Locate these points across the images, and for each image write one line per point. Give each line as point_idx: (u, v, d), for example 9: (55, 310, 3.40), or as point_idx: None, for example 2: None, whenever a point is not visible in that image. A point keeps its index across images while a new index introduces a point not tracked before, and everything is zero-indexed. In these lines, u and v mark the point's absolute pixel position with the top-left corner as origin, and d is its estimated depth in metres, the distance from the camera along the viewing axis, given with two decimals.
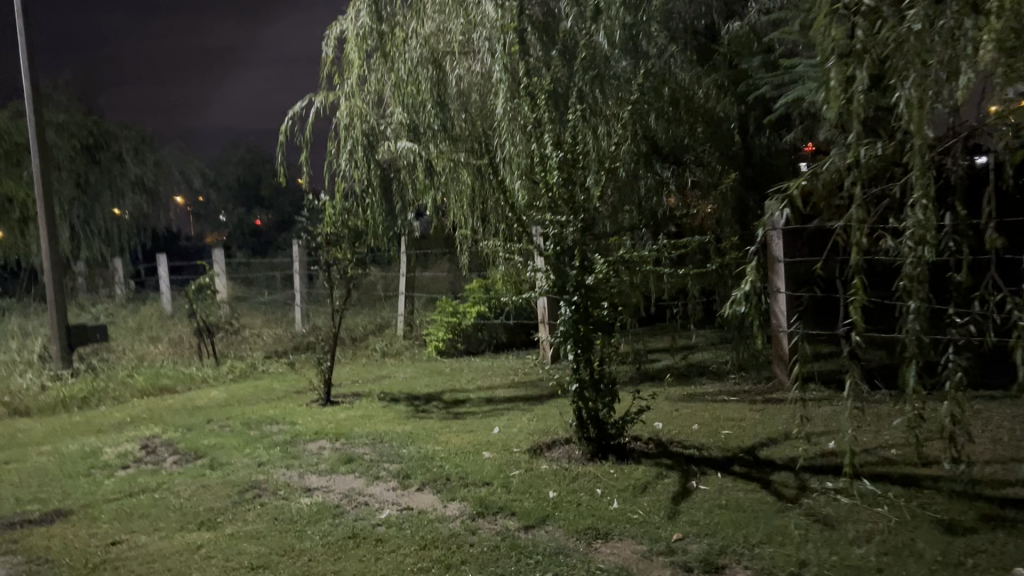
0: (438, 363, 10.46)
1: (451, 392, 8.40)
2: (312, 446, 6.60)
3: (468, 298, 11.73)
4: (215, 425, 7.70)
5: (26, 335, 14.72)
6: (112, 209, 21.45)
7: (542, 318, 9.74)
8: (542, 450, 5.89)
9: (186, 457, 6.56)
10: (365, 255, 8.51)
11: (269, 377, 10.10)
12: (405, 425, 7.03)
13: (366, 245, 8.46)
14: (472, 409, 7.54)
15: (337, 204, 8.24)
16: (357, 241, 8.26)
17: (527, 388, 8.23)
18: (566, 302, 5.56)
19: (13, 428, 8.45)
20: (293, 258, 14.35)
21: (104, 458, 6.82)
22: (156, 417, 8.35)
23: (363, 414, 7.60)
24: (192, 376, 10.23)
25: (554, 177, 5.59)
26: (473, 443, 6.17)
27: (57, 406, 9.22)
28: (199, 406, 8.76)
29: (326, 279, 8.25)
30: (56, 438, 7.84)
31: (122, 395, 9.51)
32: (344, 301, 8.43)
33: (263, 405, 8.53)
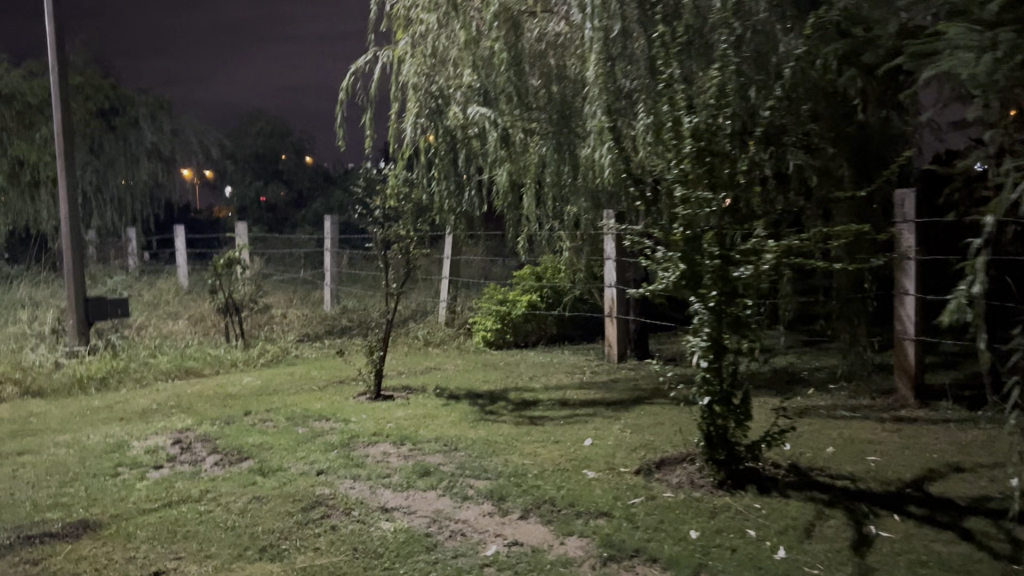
0: (489, 356, 9.54)
1: (517, 390, 7.49)
2: (374, 451, 5.70)
3: (519, 285, 10.80)
4: (255, 418, 6.81)
5: (36, 305, 13.84)
6: (126, 177, 20.53)
7: (609, 310, 8.79)
8: (655, 472, 4.96)
9: (229, 457, 5.67)
10: (425, 235, 7.59)
11: (305, 365, 9.20)
12: (479, 430, 6.11)
13: (427, 223, 7.55)
14: (548, 412, 6.64)
15: (398, 175, 7.32)
16: (419, 218, 7.34)
17: (603, 391, 7.33)
18: (699, 298, 4.62)
19: (25, 411, 7.56)
20: (324, 235, 13.43)
21: (133, 454, 5.93)
22: (186, 405, 7.46)
23: (424, 413, 6.70)
24: (221, 359, 9.34)
25: (689, 147, 4.63)
26: (568, 458, 5.25)
27: (72, 386, 8.33)
28: (233, 394, 7.85)
29: (383, 259, 7.35)
30: (74, 426, 6.96)
31: (145, 376, 8.62)
32: (400, 285, 7.53)
33: (305, 397, 7.62)
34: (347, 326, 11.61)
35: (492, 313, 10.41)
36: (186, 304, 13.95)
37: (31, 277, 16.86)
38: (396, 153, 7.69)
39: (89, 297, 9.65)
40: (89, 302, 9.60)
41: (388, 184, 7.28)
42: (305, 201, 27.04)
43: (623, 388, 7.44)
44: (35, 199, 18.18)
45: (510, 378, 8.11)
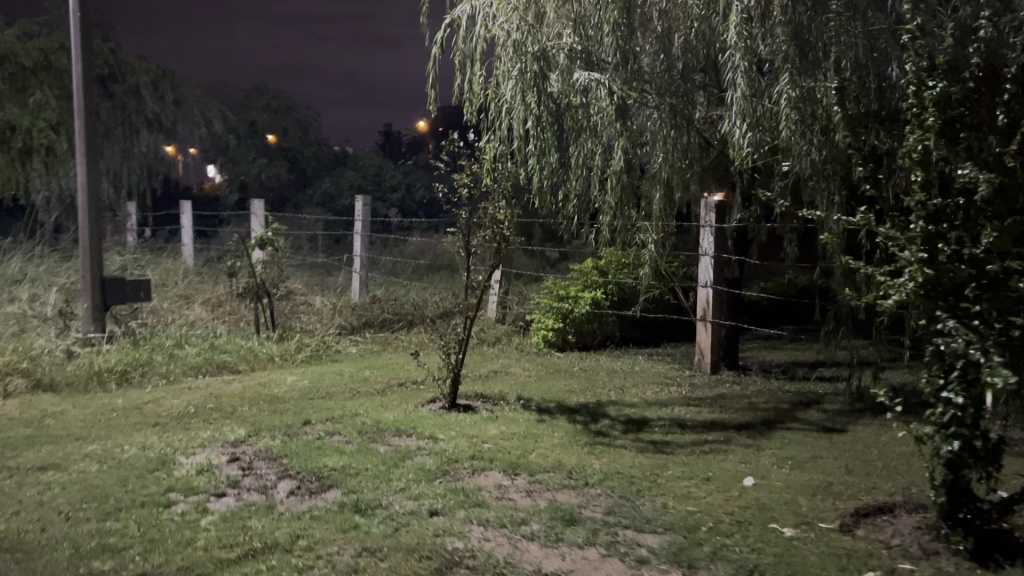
0: (556, 359, 8.49)
1: (617, 405, 6.44)
2: (484, 481, 4.67)
3: (580, 279, 9.76)
4: (319, 430, 5.75)
5: (34, 283, 12.66)
6: (124, 148, 19.24)
7: (702, 314, 7.77)
8: (862, 532, 3.95)
9: (307, 485, 4.59)
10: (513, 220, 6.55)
11: (351, 365, 8.12)
12: (600, 458, 5.05)
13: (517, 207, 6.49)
14: (669, 435, 5.63)
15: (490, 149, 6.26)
16: (511, 201, 6.28)
17: (718, 409, 6.33)
18: (952, 313, 3.58)
19: (38, 410, 6.45)
20: (355, 217, 12.32)
21: (184, 476, 4.86)
22: (230, 409, 6.39)
23: (521, 432, 5.67)
24: (256, 354, 8.24)
25: (932, 122, 3.63)
26: (738, 506, 4.23)
27: (90, 381, 7.23)
28: (280, 399, 6.76)
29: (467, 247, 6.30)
30: (100, 431, 5.87)
31: (173, 371, 7.55)
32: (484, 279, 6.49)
33: (367, 405, 6.54)
34: (383, 319, 10.53)
35: (553, 311, 9.37)
36: (198, 287, 12.82)
37: (25, 250, 15.63)
38: (482, 125, 6.62)
39: (107, 278, 8.40)
40: (106, 282, 8.35)
41: (476, 159, 6.23)
42: (308, 182, 25.72)
43: (739, 408, 6.42)
44: (27, 167, 16.94)
45: (598, 388, 7.07)
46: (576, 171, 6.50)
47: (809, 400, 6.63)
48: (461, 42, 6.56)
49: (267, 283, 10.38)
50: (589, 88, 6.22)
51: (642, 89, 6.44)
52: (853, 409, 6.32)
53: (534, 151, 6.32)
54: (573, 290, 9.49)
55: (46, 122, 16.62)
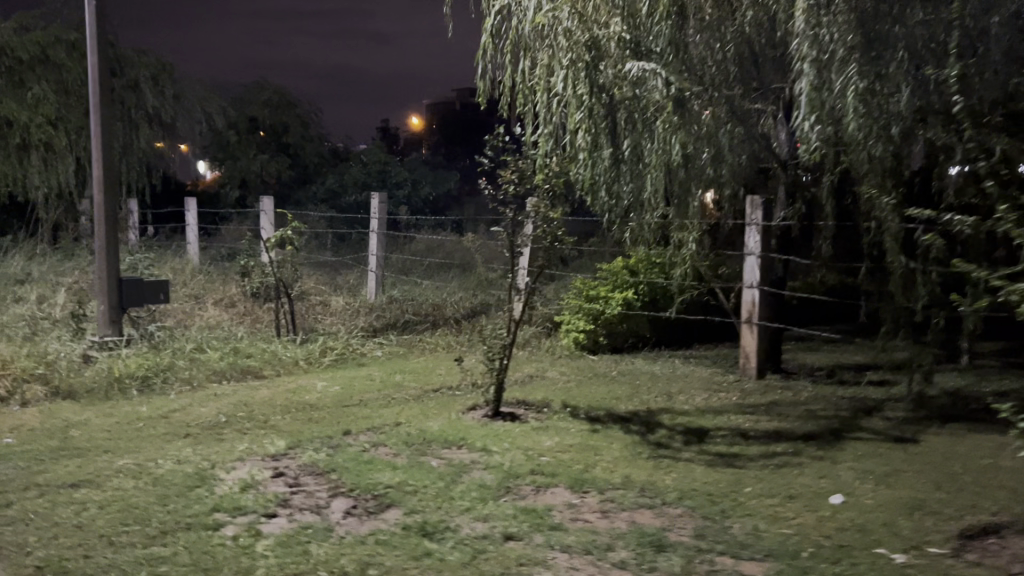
0: (591, 362, 8.20)
1: (669, 413, 6.14)
2: (553, 498, 4.36)
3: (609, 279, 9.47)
4: (363, 442, 5.44)
5: (39, 283, 12.32)
6: (125, 144, 18.87)
7: (747, 315, 7.49)
8: (976, 556, 3.66)
9: (364, 504, 4.28)
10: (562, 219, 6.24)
11: (380, 370, 7.80)
12: (669, 473, 4.75)
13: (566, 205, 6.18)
14: (734, 446, 5.34)
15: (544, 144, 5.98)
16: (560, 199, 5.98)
17: (776, 417, 6.04)
18: None
19: (60, 420, 6.12)
20: (370, 215, 11.98)
21: (227, 494, 4.54)
22: (263, 419, 6.08)
23: (578, 442, 5.37)
24: (280, 358, 7.92)
25: None
26: (835, 527, 3.94)
27: (110, 388, 6.90)
28: (314, 407, 6.44)
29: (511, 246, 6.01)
30: (128, 443, 5.54)
31: (197, 377, 7.22)
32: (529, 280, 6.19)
33: (406, 413, 6.22)
34: (404, 320, 10.21)
35: (584, 313, 9.07)
36: (209, 287, 12.48)
37: (26, 248, 15.25)
38: (528, 118, 6.32)
39: (124, 278, 8.04)
40: (122, 283, 7.98)
41: (524, 154, 5.93)
42: (310, 178, 25.31)
43: (798, 416, 6.13)
44: (26, 163, 16.55)
45: (644, 394, 6.77)
46: (626, 166, 6.20)
47: (869, 407, 6.35)
48: (502, 32, 6.27)
49: (285, 283, 10.05)
50: (644, 78, 5.93)
51: (697, 81, 6.13)
52: (918, 417, 6.03)
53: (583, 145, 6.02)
54: (603, 291, 9.22)
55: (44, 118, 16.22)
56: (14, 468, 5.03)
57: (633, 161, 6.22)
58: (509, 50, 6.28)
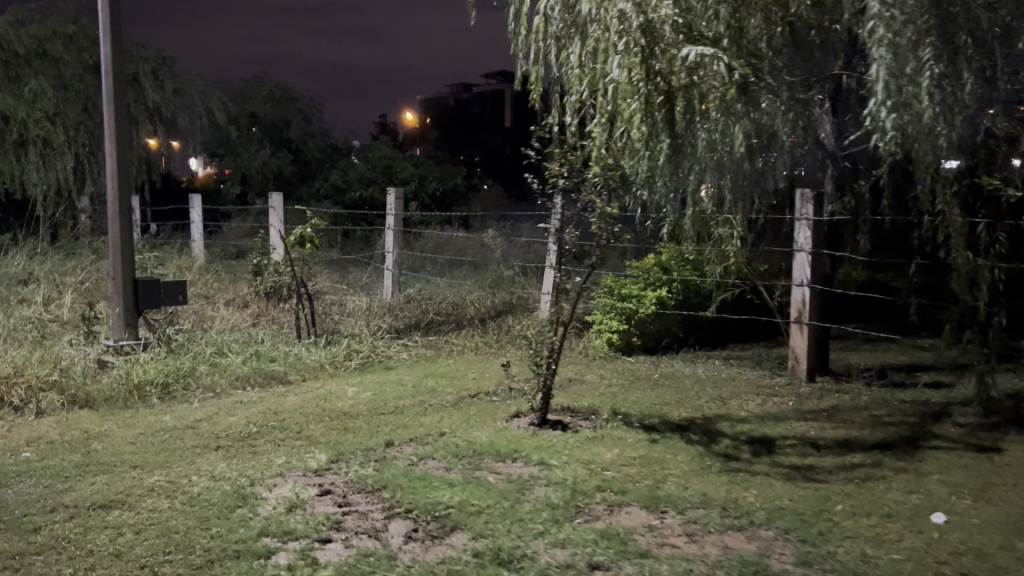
0: (629, 364, 7.85)
1: (727, 421, 5.79)
2: (631, 518, 4.02)
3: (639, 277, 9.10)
4: (409, 454, 5.08)
5: (44, 284, 11.92)
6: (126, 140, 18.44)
7: (796, 315, 7.15)
8: None
9: (426, 527, 3.93)
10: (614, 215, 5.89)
11: (410, 375, 7.44)
12: (747, 489, 4.40)
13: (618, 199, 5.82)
14: (806, 456, 4.99)
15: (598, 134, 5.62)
16: (614, 193, 5.62)
17: (842, 424, 5.71)
18: None
19: (80, 431, 5.75)
20: (386, 211, 11.60)
21: (273, 515, 4.18)
22: (296, 429, 5.72)
23: (640, 453, 5.02)
24: (304, 362, 7.55)
25: None
26: (950, 551, 3.60)
27: (130, 396, 6.52)
28: (348, 416, 6.08)
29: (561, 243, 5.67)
30: (156, 456, 5.17)
31: (220, 383, 6.86)
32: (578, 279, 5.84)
33: (447, 422, 5.86)
34: (425, 320, 9.84)
35: (615, 313, 8.71)
36: (218, 286, 12.10)
37: (27, 247, 14.84)
38: (576, 105, 5.94)
39: (139, 279, 7.65)
40: (138, 284, 7.59)
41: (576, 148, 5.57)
42: (312, 174, 24.89)
43: (864, 422, 5.80)
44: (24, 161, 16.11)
45: (694, 399, 6.42)
46: (684, 156, 5.78)
47: (936, 412, 6.02)
48: (549, 16, 5.89)
49: (302, 283, 9.68)
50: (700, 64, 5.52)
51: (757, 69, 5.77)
52: (992, 423, 5.70)
53: (640, 136, 5.57)
54: (635, 289, 8.84)
55: (42, 113, 15.77)
56: (36, 486, 4.66)
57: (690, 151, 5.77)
58: (550, 36, 5.94)
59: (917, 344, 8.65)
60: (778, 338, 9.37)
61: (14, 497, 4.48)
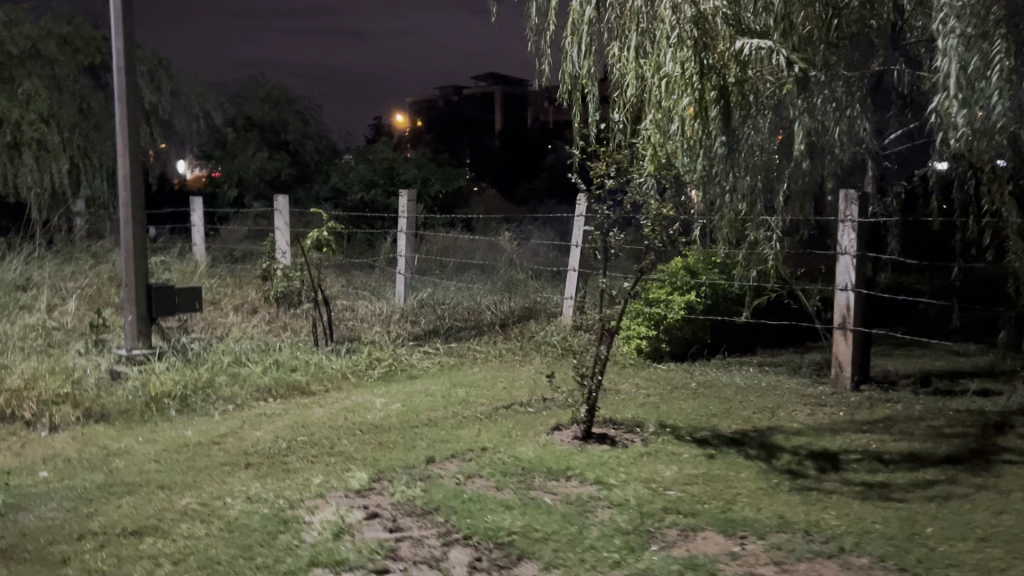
0: (661, 372, 7.55)
1: (782, 433, 5.51)
2: (708, 544, 3.74)
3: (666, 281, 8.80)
4: (454, 472, 4.79)
5: (43, 290, 11.56)
6: None
7: (840, 320, 6.89)
8: None
9: (490, 556, 3.65)
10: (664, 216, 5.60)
11: (437, 385, 7.12)
12: (824, 510, 4.13)
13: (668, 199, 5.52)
14: (875, 472, 4.73)
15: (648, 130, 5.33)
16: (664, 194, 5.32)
17: (902, 437, 5.44)
18: None
19: (98, 448, 5.43)
20: (398, 213, 11.28)
21: (321, 542, 3.88)
22: (328, 444, 5.42)
23: (699, 469, 4.73)
24: (327, 372, 7.23)
25: None
26: None
27: (147, 409, 6.20)
28: (381, 429, 5.77)
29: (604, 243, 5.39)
30: (184, 475, 4.86)
31: (239, 394, 6.54)
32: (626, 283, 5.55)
33: (487, 436, 5.55)
34: (443, 326, 9.53)
35: (643, 318, 8.39)
36: (224, 291, 11.77)
37: (23, 251, 14.46)
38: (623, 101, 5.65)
39: (152, 285, 7.30)
40: (151, 290, 7.24)
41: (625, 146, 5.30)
42: (310, 176, 24.52)
43: (925, 434, 5.53)
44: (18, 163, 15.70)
45: (740, 410, 6.14)
46: (741, 155, 5.49)
47: (997, 422, 5.76)
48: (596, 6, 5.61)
49: (317, 287, 9.35)
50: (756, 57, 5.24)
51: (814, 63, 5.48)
52: None
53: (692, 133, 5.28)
54: (662, 293, 8.54)
55: (36, 114, 15.37)
56: (60, 510, 4.35)
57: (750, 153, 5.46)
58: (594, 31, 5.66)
59: (954, 349, 8.40)
60: (808, 344, 9.08)
61: (37, 523, 4.16)
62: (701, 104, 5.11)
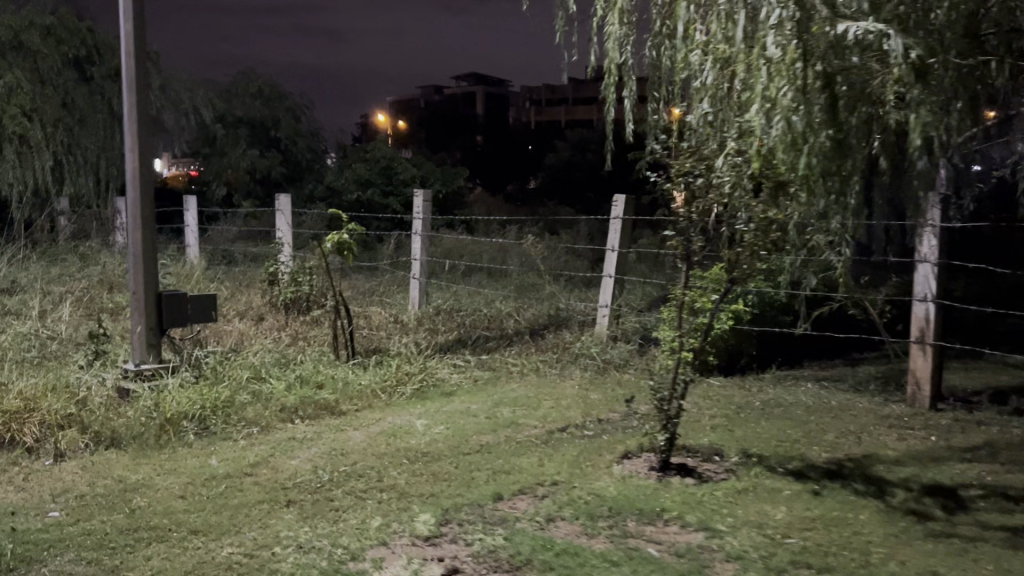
0: (716, 388, 6.96)
1: (882, 464, 4.94)
2: None
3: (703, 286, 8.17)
4: (531, 512, 4.18)
5: (33, 294, 10.85)
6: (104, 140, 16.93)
7: (919, 335, 6.32)
8: None
9: None
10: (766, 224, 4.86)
11: (478, 404, 6.50)
12: (978, 564, 3.56)
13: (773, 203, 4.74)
14: (1012, 514, 4.15)
15: (751, 123, 4.54)
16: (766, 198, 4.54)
17: (1017, 468, 4.88)
18: None
19: (113, 480, 4.80)
20: (413, 214, 10.64)
21: None
22: (376, 477, 4.80)
23: (811, 510, 4.15)
24: (356, 389, 6.59)
25: None
26: None
27: (164, 432, 5.56)
28: (431, 459, 5.14)
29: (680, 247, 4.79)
30: (218, 516, 4.23)
31: (264, 415, 5.91)
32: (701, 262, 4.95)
33: (554, 467, 4.93)
34: (468, 336, 8.90)
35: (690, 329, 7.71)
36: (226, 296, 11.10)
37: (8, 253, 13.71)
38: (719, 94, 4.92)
39: (163, 293, 6.64)
40: (162, 299, 6.58)
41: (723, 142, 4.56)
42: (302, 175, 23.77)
43: None
44: None
45: (822, 435, 5.58)
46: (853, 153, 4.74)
47: None
48: None
49: (340, 298, 8.23)
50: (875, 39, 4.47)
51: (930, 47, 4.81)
52: None
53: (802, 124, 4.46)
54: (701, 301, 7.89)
55: (18, 109, 14.54)
56: (80, 563, 3.72)
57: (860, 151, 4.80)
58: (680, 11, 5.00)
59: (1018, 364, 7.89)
60: (853, 356, 8.62)
61: None
62: (806, 94, 4.45)
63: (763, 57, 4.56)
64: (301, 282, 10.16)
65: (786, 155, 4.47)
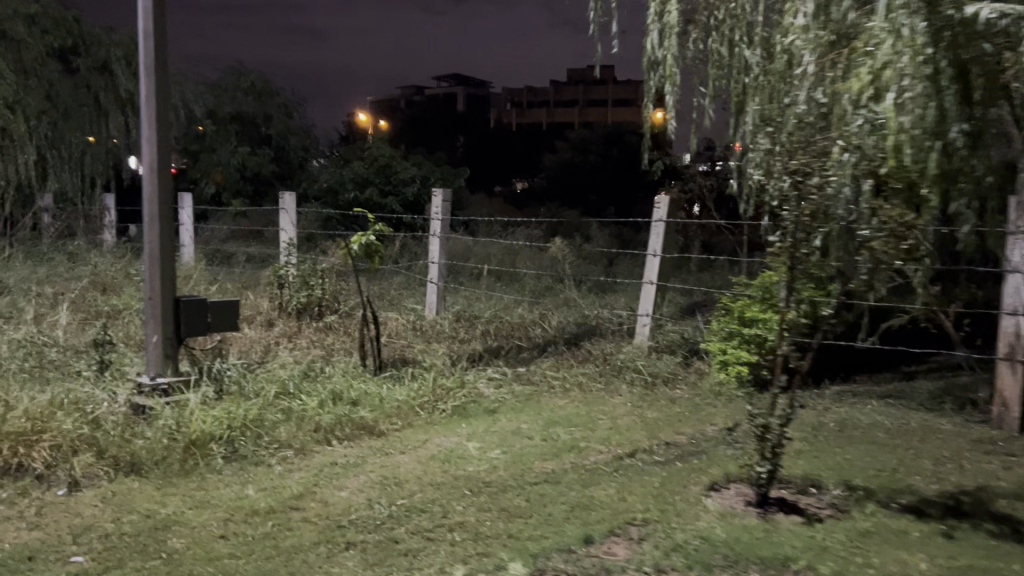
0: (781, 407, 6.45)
1: (1001, 497, 4.46)
2: None
3: (749, 288, 7.53)
4: (634, 559, 3.64)
5: (23, 296, 10.14)
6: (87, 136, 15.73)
7: (1005, 352, 5.84)
8: None
9: None
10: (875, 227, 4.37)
11: (528, 423, 5.94)
12: None
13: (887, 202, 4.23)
14: None
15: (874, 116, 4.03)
16: (889, 202, 4.04)
17: None
18: None
19: (141, 516, 4.20)
20: (431, 214, 10.05)
21: None
22: (441, 513, 4.22)
23: (955, 559, 3.63)
24: (394, 406, 6.01)
25: None
26: None
27: (189, 457, 4.96)
28: (497, 490, 4.58)
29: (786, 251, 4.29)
30: (270, 564, 3.65)
31: (298, 437, 5.32)
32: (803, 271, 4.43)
33: (639, 502, 4.39)
34: (497, 345, 8.33)
35: (744, 342, 7.13)
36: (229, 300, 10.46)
37: None
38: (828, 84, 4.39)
39: (181, 299, 6.03)
40: (180, 306, 5.97)
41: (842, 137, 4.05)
42: (294, 173, 23.09)
43: None
44: None
45: (918, 462, 5.08)
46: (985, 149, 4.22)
47: None
48: None
49: (367, 304, 7.59)
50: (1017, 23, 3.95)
51: None
52: None
53: (932, 119, 3.97)
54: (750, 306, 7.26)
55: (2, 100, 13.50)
56: None
57: (985, 146, 4.33)
58: None
59: None
60: (903, 368, 8.18)
61: None
62: (938, 83, 3.98)
63: (889, 41, 4.02)
64: (312, 285, 9.56)
65: (915, 151, 3.97)
